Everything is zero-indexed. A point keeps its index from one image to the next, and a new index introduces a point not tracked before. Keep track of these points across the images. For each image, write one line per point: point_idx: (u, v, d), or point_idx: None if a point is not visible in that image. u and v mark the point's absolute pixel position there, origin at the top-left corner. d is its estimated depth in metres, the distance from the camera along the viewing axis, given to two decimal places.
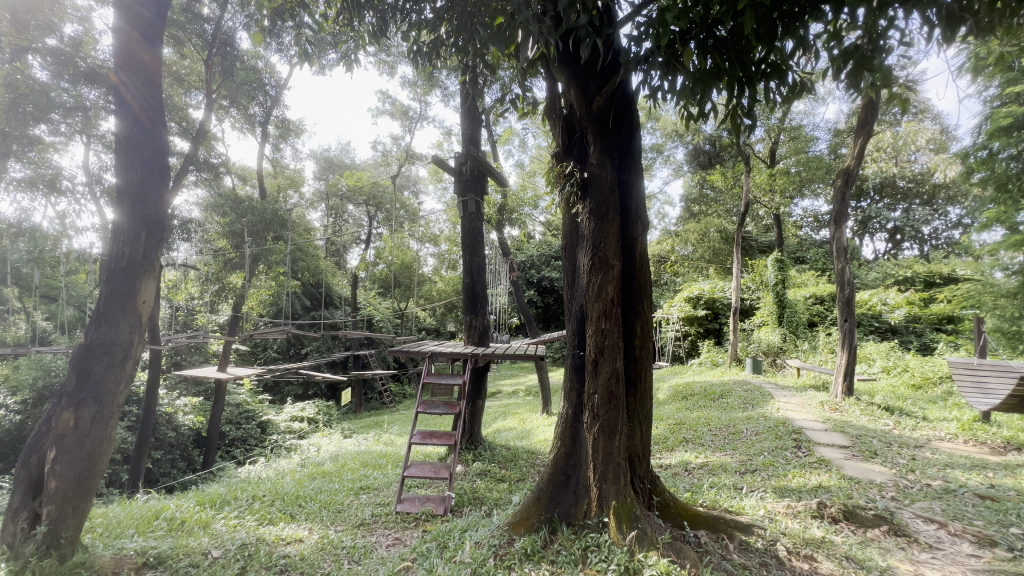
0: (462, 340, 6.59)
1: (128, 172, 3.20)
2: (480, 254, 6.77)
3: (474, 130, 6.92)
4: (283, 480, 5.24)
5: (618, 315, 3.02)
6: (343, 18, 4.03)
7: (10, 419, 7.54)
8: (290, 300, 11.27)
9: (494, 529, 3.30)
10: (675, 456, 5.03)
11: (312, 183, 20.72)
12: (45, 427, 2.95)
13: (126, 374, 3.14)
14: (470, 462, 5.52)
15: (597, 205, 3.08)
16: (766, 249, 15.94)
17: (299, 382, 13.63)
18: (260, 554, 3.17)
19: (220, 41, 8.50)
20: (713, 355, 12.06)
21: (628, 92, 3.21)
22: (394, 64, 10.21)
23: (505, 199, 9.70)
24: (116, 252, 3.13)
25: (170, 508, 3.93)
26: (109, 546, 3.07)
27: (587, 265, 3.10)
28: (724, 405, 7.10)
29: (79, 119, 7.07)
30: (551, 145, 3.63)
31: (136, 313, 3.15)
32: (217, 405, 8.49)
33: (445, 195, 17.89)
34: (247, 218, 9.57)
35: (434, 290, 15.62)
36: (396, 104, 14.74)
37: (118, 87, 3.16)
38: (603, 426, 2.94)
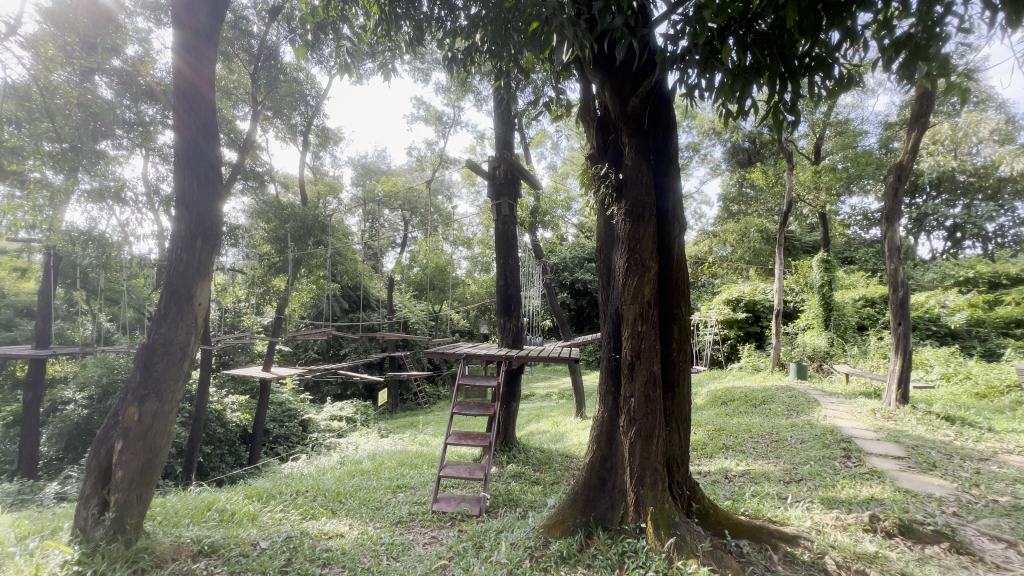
0: (496, 342, 6.63)
1: (184, 182, 3.41)
2: (513, 257, 6.81)
3: (507, 133, 6.96)
4: (324, 476, 5.42)
5: (655, 317, 2.98)
6: (380, 29, 4.16)
7: (78, 413, 8.13)
8: (330, 303, 11.67)
9: (529, 531, 3.31)
10: (714, 463, 4.89)
11: (351, 189, 21.40)
12: (113, 420, 3.17)
13: (184, 373, 3.34)
14: (504, 463, 5.55)
15: (633, 206, 3.05)
16: (811, 249, 15.28)
17: (338, 382, 14.08)
18: (304, 546, 3.30)
19: (265, 55, 8.90)
20: (754, 360, 11.60)
21: (665, 92, 3.18)
22: (429, 71, 10.40)
23: (538, 201, 9.70)
24: (175, 258, 3.34)
25: (221, 500, 4.14)
26: (168, 534, 3.27)
27: (623, 267, 3.07)
28: (766, 412, 6.84)
29: (139, 133, 7.68)
30: (586, 147, 3.63)
31: (193, 315, 3.36)
32: (263, 403, 8.87)
33: (478, 199, 18.13)
34: (290, 224, 9.94)
35: (467, 292, 15.83)
36: (430, 110, 15.04)
37: (176, 105, 3.39)
38: (639, 430, 2.91)
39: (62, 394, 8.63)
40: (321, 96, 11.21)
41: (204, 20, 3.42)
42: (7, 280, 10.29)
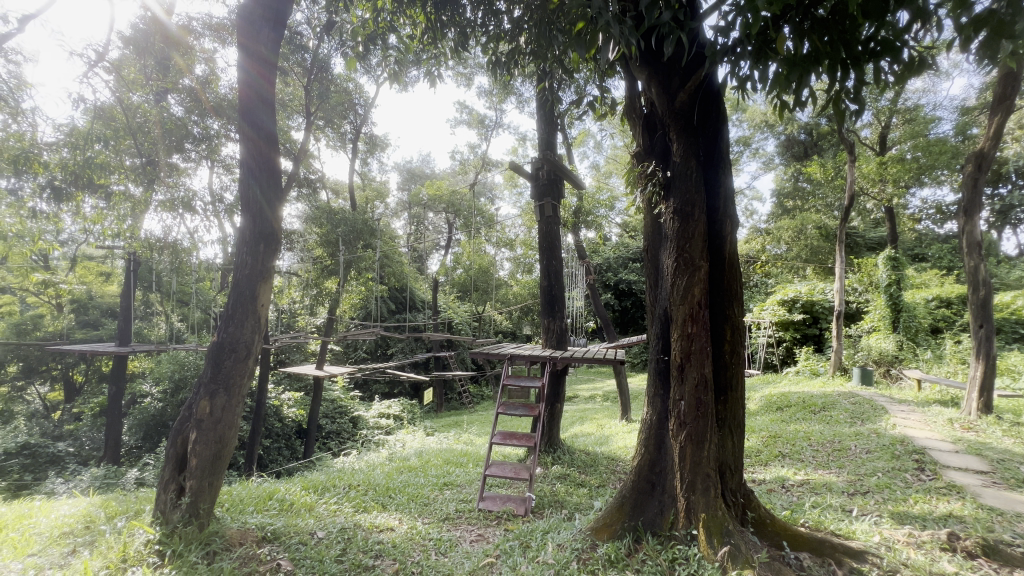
0: (540, 342, 6.63)
1: (248, 190, 3.64)
2: (557, 258, 6.78)
3: (550, 133, 6.94)
4: (374, 472, 5.61)
5: (705, 319, 2.89)
6: (426, 38, 4.27)
7: (154, 406, 8.85)
8: (378, 304, 12.07)
9: (576, 532, 3.31)
10: (770, 471, 4.67)
11: (396, 194, 22.05)
12: (188, 412, 3.43)
13: (249, 370, 3.57)
14: (549, 465, 5.54)
15: (681, 204, 2.98)
16: (876, 246, 14.30)
17: (385, 381, 14.53)
18: (357, 538, 3.43)
19: (318, 68, 9.34)
20: (813, 363, 10.94)
21: (715, 86, 3.08)
22: (471, 75, 10.55)
23: (581, 201, 9.61)
24: (240, 262, 3.58)
25: (281, 490, 4.38)
26: (235, 520, 3.51)
27: (671, 266, 3.00)
28: (826, 419, 6.45)
29: (206, 146, 8.17)
30: (632, 145, 3.58)
31: (257, 315, 3.58)
32: (316, 400, 9.28)
33: (520, 200, 18.23)
34: (341, 228, 10.36)
35: (510, 293, 15.92)
36: (473, 113, 15.27)
37: (242, 122, 3.64)
38: (690, 434, 2.83)
39: (141, 388, 9.42)
40: (368, 104, 11.63)
41: (265, 38, 3.61)
42: (95, 284, 11.35)
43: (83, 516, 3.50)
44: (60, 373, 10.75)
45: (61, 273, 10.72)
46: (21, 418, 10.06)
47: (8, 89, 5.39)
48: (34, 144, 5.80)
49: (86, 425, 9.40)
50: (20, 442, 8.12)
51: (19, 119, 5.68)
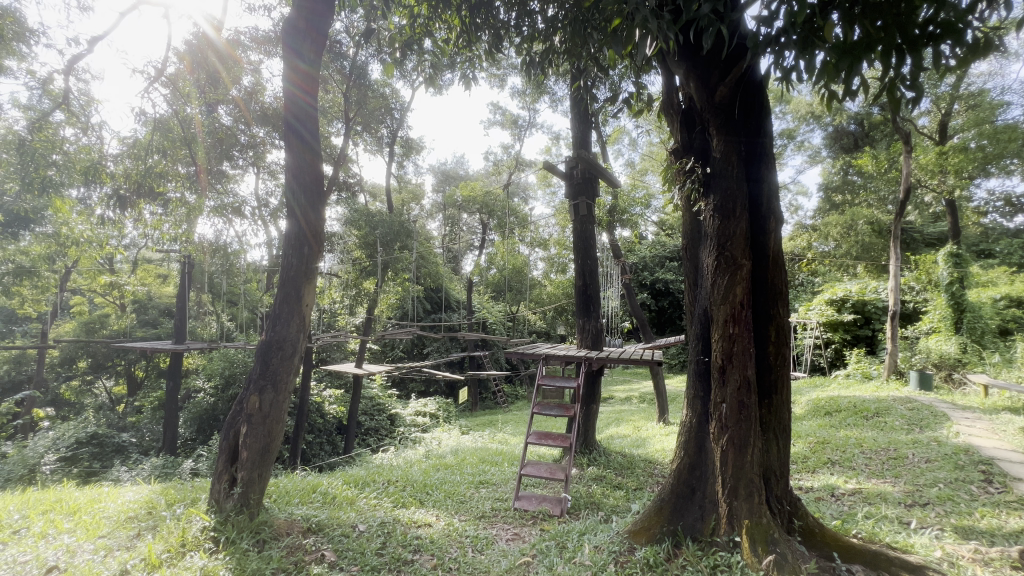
0: (576, 342, 6.59)
1: (293, 195, 3.81)
2: (592, 257, 6.73)
3: (585, 131, 6.87)
4: (412, 468, 5.73)
5: (748, 319, 2.80)
6: (461, 41, 4.31)
7: (207, 400, 9.39)
8: (414, 304, 12.29)
9: (614, 535, 3.27)
10: (818, 479, 4.46)
11: (432, 195, 22.42)
12: (238, 407, 3.61)
13: (295, 367, 3.73)
14: (585, 466, 5.50)
15: (722, 201, 2.90)
16: (936, 242, 13.38)
17: (421, 379, 14.82)
18: (396, 532, 3.51)
19: (357, 75, 9.63)
20: (865, 366, 10.36)
21: (757, 78, 2.98)
22: (504, 76, 10.58)
23: (615, 199, 9.45)
24: (287, 263, 3.74)
25: (324, 484, 4.55)
26: (283, 511, 3.67)
27: (712, 264, 2.92)
28: (880, 425, 6.10)
29: (251, 153, 8.88)
30: (669, 142, 3.50)
31: (302, 315, 3.74)
32: (356, 398, 9.56)
33: (553, 199, 18.18)
34: (378, 230, 10.62)
35: (544, 293, 15.88)
36: (506, 114, 15.34)
37: (288, 130, 3.80)
38: (732, 439, 2.74)
39: (195, 383, 10.00)
40: (404, 109, 11.86)
41: (308, 49, 3.76)
42: (154, 285, 12.10)
43: (145, 502, 3.75)
44: (123, 368, 11.52)
45: (125, 275, 11.50)
46: (91, 410, 10.85)
47: (78, 105, 5.62)
48: (103, 156, 6.12)
49: (147, 418, 10.04)
50: (89, 432, 8.71)
51: (89, 133, 5.91)
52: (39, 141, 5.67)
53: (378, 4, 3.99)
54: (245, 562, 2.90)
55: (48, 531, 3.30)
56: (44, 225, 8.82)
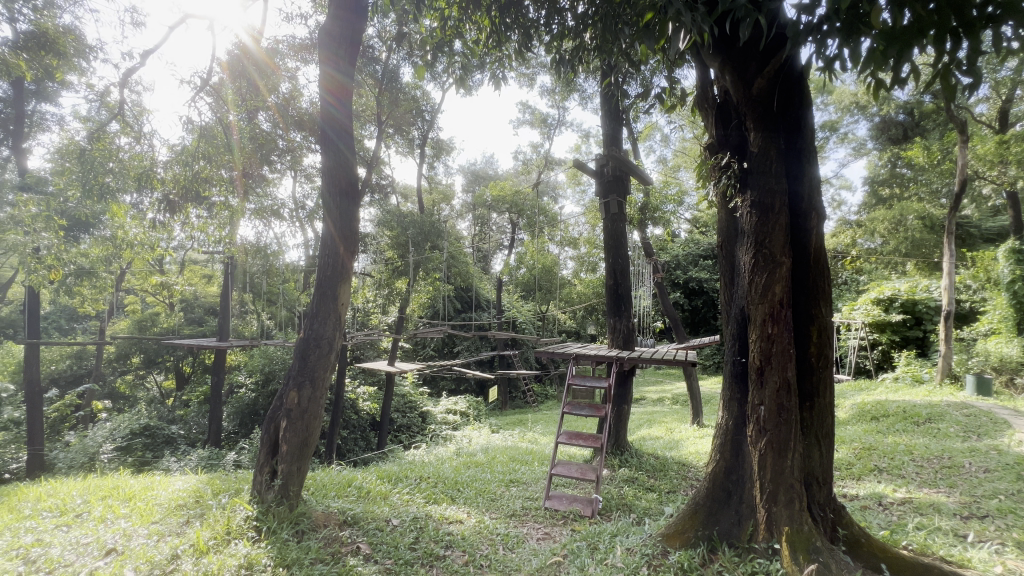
0: (606, 342, 6.52)
1: (329, 198, 3.93)
2: (623, 256, 6.62)
3: (615, 128, 6.77)
4: (443, 465, 5.81)
5: (788, 319, 2.70)
6: (491, 41, 4.32)
7: (249, 395, 9.81)
8: (444, 303, 12.44)
9: (646, 537, 3.22)
10: (864, 487, 4.26)
11: (461, 196, 22.63)
12: (279, 402, 3.75)
13: (331, 364, 3.84)
14: (616, 467, 5.43)
15: (760, 197, 2.80)
16: (995, 237, 12.52)
17: (452, 378, 15.01)
18: (428, 528, 3.57)
19: (388, 78, 9.82)
20: (915, 369, 9.81)
21: (797, 69, 2.87)
22: (534, 75, 10.55)
23: (647, 196, 9.27)
24: (323, 263, 3.86)
25: (358, 478, 4.67)
26: (320, 503, 3.80)
27: (749, 262, 2.83)
28: (933, 432, 5.76)
29: (289, 158, 9.15)
30: (704, 137, 3.41)
31: (338, 314, 3.86)
32: (388, 395, 9.75)
33: (583, 198, 18.02)
34: (410, 230, 10.79)
35: (574, 293, 15.76)
36: (535, 113, 15.31)
37: (325, 134, 3.91)
38: (771, 442, 2.65)
39: (237, 379, 10.45)
40: (434, 111, 11.99)
41: (341, 56, 3.87)
42: (200, 285, 12.72)
43: (193, 491, 3.95)
44: (173, 364, 12.19)
45: (174, 275, 12.13)
46: (143, 402, 11.49)
47: (132, 115, 6.00)
48: (153, 163, 6.36)
49: (194, 411, 10.58)
50: (142, 423, 9.21)
51: (142, 142, 6.28)
52: (97, 150, 6.02)
53: (410, 8, 4.05)
54: (286, 552, 3.00)
55: (107, 515, 3.53)
56: (102, 229, 9.39)
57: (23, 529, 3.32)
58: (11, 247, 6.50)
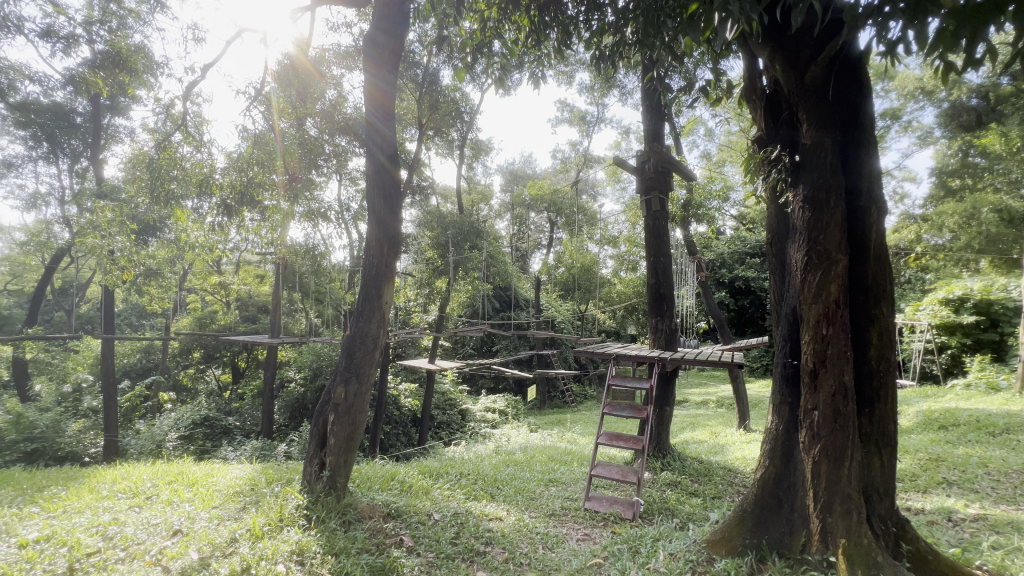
0: (648, 342, 6.39)
1: (374, 200, 4.06)
2: (665, 254, 6.46)
3: (657, 123, 6.60)
4: (483, 463, 5.87)
5: (844, 319, 2.56)
6: (530, 40, 4.32)
7: (298, 390, 10.30)
8: (484, 302, 12.56)
9: (690, 543, 3.14)
10: (930, 500, 3.97)
11: (500, 195, 22.75)
12: (326, 397, 3.91)
13: (375, 360, 3.96)
14: (658, 471, 5.31)
15: (814, 191, 2.67)
16: None
17: (491, 376, 15.15)
18: (469, 523, 3.62)
19: (428, 81, 10.00)
20: (991, 375, 9.01)
21: (855, 55, 2.71)
22: (572, 72, 10.45)
23: (691, 193, 9.00)
24: (368, 263, 3.99)
25: (401, 472, 4.80)
26: (366, 496, 3.93)
27: (801, 260, 2.70)
28: (1012, 445, 5.28)
29: (335, 162, 9.51)
30: (752, 130, 3.28)
31: (382, 312, 3.98)
32: (429, 393, 9.93)
33: (623, 196, 17.72)
34: (450, 230, 10.97)
35: (614, 292, 15.51)
36: (574, 110, 15.17)
37: (369, 139, 4.05)
38: (826, 449, 2.52)
39: (287, 375, 10.98)
40: (473, 112, 12.11)
41: (385, 62, 3.99)
42: (253, 284, 13.43)
43: (249, 480, 4.19)
44: (230, 359, 12.96)
45: (231, 276, 12.90)
46: (203, 394, 12.24)
47: (193, 126, 6.42)
48: (212, 170, 6.77)
49: (248, 404, 11.21)
50: (202, 414, 9.84)
51: (202, 150, 6.69)
52: (163, 159, 6.45)
53: (451, 12, 4.13)
54: (334, 541, 3.12)
55: (173, 499, 3.79)
56: (167, 232, 10.08)
57: (102, 509, 3.63)
58: (91, 250, 7.13)
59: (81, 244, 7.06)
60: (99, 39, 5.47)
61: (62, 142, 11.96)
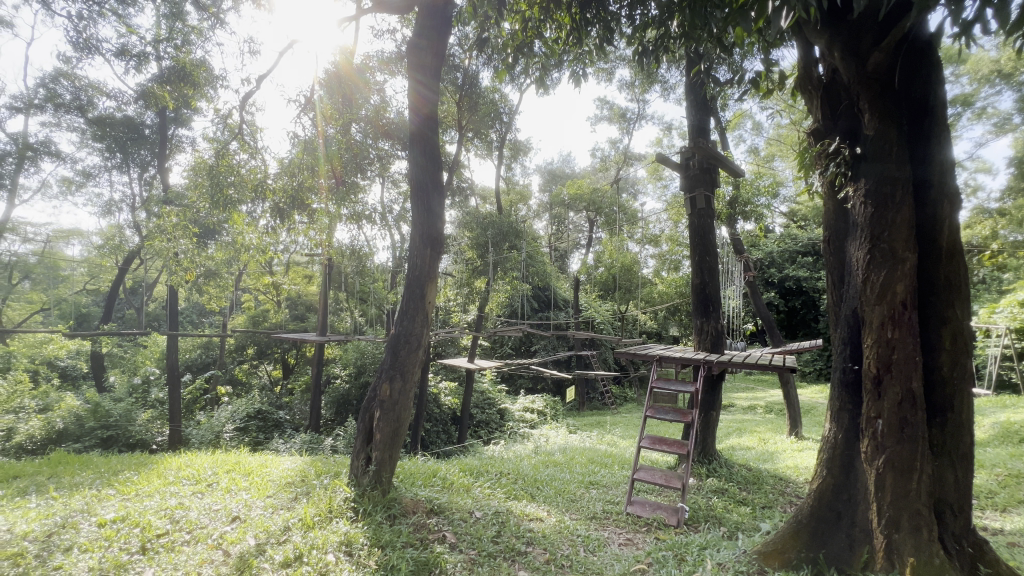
0: (692, 344, 6.20)
1: (418, 201, 4.15)
2: (711, 253, 6.25)
3: (703, 117, 6.36)
4: (522, 462, 5.87)
5: (912, 322, 2.39)
6: (572, 39, 4.28)
7: (344, 386, 10.69)
8: (523, 303, 12.60)
9: (740, 553, 3.03)
10: (1010, 519, 3.64)
11: (539, 195, 22.75)
12: (372, 395, 4.03)
13: (419, 359, 4.05)
14: (703, 477, 5.14)
15: (878, 186, 2.51)
16: None
17: (529, 376, 15.17)
18: (510, 523, 3.63)
19: (468, 84, 10.14)
20: None
21: (924, 38, 2.52)
22: (612, 69, 10.30)
23: (737, 189, 8.69)
24: (412, 263, 4.09)
25: (442, 470, 4.87)
26: (410, 491, 4.02)
27: (863, 259, 2.55)
28: None
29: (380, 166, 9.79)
30: (807, 122, 3.12)
31: (426, 312, 4.07)
32: (469, 392, 10.06)
33: (665, 194, 17.32)
34: (490, 231, 11.11)
35: (655, 293, 15.17)
36: (614, 108, 14.95)
37: (412, 145, 4.17)
38: (892, 460, 2.36)
39: (333, 371, 11.40)
40: (512, 112, 12.16)
41: (430, 69, 4.06)
42: (302, 284, 14.02)
43: (299, 471, 4.38)
44: (280, 355, 13.61)
45: (282, 277, 13.56)
46: (257, 388, 12.89)
47: (248, 134, 6.79)
48: (265, 175, 7.11)
49: (298, 399, 11.75)
50: (256, 408, 10.39)
51: (256, 157, 7.05)
52: (222, 166, 6.83)
53: (493, 14, 4.15)
54: (380, 534, 3.21)
55: (232, 487, 4.03)
56: (225, 235, 10.69)
57: (169, 493, 3.90)
58: (159, 252, 7.68)
59: (150, 247, 7.59)
60: (165, 55, 5.79)
61: (133, 153, 12.89)
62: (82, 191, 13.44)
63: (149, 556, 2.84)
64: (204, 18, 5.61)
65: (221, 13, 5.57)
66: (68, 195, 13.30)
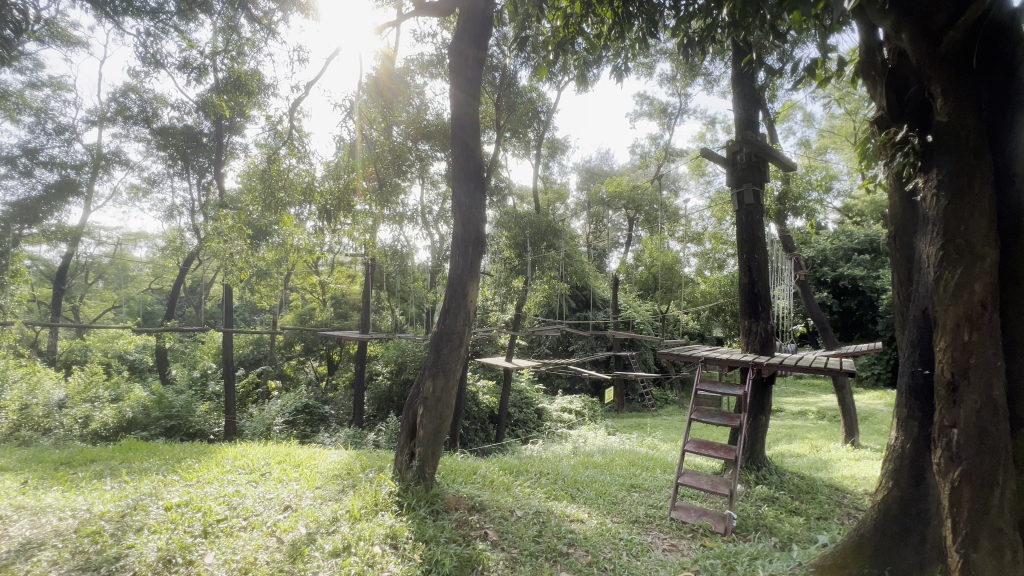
0: (740, 346, 5.96)
1: (460, 200, 4.19)
2: (760, 251, 5.98)
3: (751, 110, 6.08)
4: (561, 463, 5.84)
5: (992, 323, 2.20)
6: (614, 33, 4.18)
7: (386, 383, 10.98)
8: (561, 302, 12.52)
9: (794, 565, 2.89)
10: None
11: (576, 194, 22.53)
12: (415, 391, 4.10)
13: (460, 357, 4.09)
14: (751, 483, 4.94)
15: (953, 176, 2.32)
16: None
17: (567, 376, 15.07)
18: (551, 523, 3.61)
19: (506, 84, 10.17)
20: None
21: (1007, 14, 2.31)
22: (653, 63, 10.06)
23: (787, 184, 8.31)
24: (454, 262, 4.14)
25: (482, 468, 4.90)
26: (452, 487, 4.07)
27: (935, 256, 2.36)
28: None
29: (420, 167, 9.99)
30: (870, 111, 2.93)
31: (467, 309, 4.10)
32: (507, 391, 10.11)
33: (708, 190, 16.76)
34: (528, 230, 11.11)
35: (697, 292, 14.72)
36: (654, 103, 14.59)
37: (452, 146, 4.21)
38: (970, 473, 2.18)
39: (375, 368, 11.72)
40: (550, 111, 12.09)
41: (469, 70, 4.09)
42: (346, 284, 14.49)
43: (345, 465, 4.52)
44: (325, 352, 14.10)
45: (327, 277, 14.04)
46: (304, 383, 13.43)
47: (297, 140, 7.08)
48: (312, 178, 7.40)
49: (342, 394, 12.15)
50: (303, 402, 10.82)
51: (304, 161, 7.33)
52: (273, 171, 7.17)
53: (533, 11, 4.12)
54: (424, 528, 3.27)
55: (283, 477, 4.21)
56: (274, 237, 11.20)
57: (226, 481, 4.12)
58: (216, 253, 8.13)
59: (208, 248, 8.05)
60: (222, 67, 6.11)
61: (192, 160, 13.69)
62: (148, 197, 14.43)
63: (210, 540, 3.00)
64: (257, 30, 5.89)
65: (273, 24, 5.82)
66: (135, 200, 14.32)
